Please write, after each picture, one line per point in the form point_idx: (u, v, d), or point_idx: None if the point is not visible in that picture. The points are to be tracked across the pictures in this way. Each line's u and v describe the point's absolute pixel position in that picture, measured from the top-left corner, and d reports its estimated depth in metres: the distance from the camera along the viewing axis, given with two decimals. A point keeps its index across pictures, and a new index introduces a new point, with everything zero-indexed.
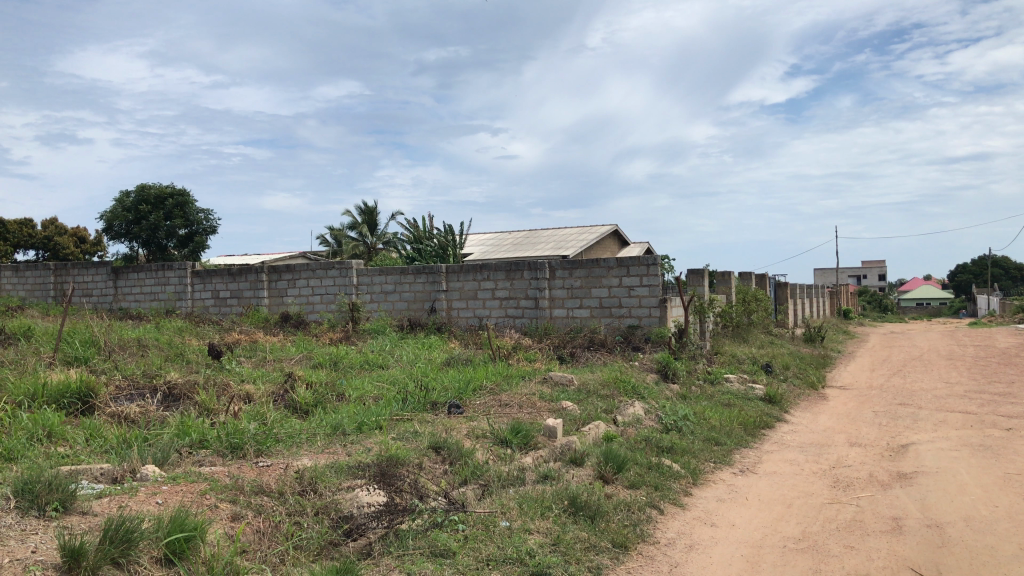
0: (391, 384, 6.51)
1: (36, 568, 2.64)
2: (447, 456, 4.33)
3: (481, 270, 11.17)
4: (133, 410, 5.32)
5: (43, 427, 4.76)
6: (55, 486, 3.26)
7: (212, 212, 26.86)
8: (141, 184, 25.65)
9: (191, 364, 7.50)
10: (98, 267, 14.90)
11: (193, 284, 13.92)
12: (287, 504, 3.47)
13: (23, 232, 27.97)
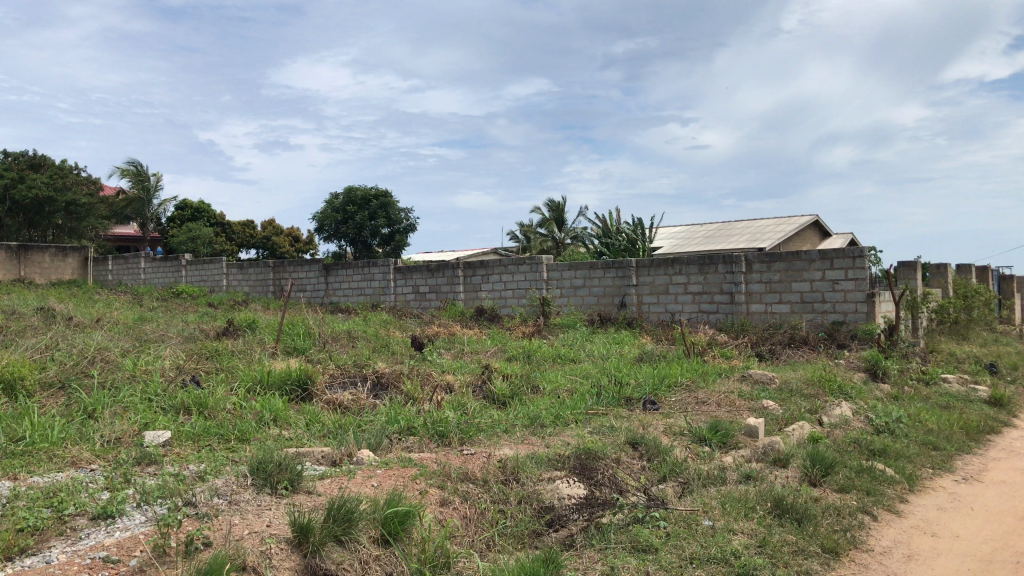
0: (585, 378, 6.56)
1: (272, 540, 2.90)
2: (645, 451, 4.31)
3: (673, 264, 11.01)
4: (346, 397, 5.69)
5: (270, 412, 5.20)
6: (285, 466, 3.55)
7: (412, 211, 28.10)
8: (349, 186, 27.36)
9: (396, 354, 7.93)
10: (311, 264, 16.03)
11: (395, 279, 14.65)
12: (492, 493, 3.59)
13: (246, 232, 30.60)
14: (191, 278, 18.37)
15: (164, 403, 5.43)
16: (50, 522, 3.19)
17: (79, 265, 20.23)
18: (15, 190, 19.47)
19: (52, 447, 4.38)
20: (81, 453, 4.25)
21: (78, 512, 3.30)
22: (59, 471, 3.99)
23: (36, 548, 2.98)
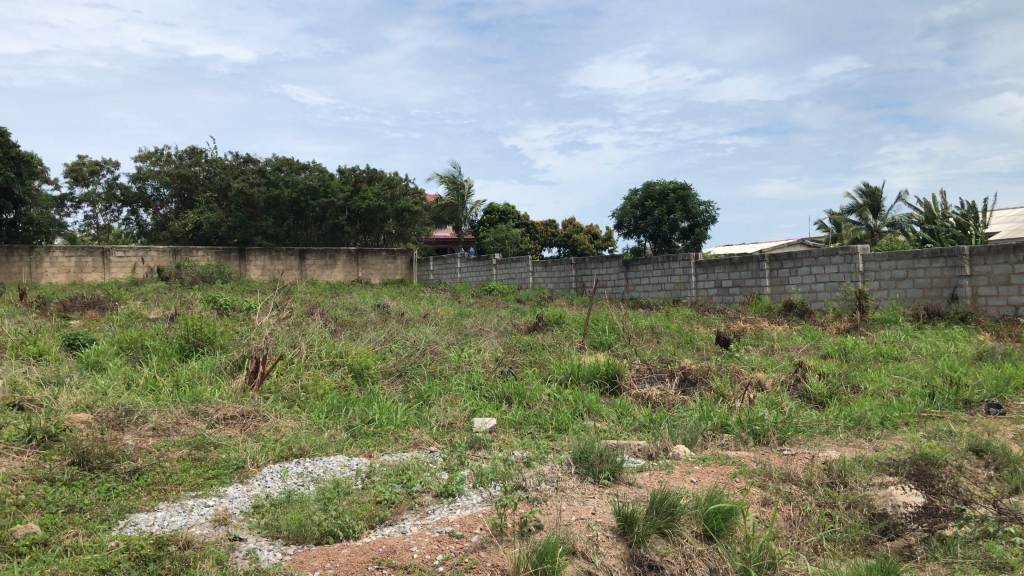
0: (913, 378, 6.06)
1: (598, 528, 3.02)
2: (992, 460, 3.89)
3: (1016, 251, 9.81)
4: (655, 392, 5.74)
5: (584, 403, 5.41)
6: (606, 457, 3.67)
7: (712, 203, 27.57)
8: (648, 182, 27.54)
9: (702, 350, 7.86)
10: (612, 261, 16.35)
11: (697, 274, 14.50)
12: (818, 495, 3.45)
13: (549, 231, 31.91)
14: (501, 276, 19.52)
15: (487, 392, 5.85)
16: (403, 497, 3.57)
17: (406, 266, 22.31)
18: (354, 202, 21.92)
19: (397, 429, 4.90)
20: (422, 436, 4.71)
21: (423, 489, 3.67)
22: (405, 451, 4.46)
23: (393, 519, 3.36)
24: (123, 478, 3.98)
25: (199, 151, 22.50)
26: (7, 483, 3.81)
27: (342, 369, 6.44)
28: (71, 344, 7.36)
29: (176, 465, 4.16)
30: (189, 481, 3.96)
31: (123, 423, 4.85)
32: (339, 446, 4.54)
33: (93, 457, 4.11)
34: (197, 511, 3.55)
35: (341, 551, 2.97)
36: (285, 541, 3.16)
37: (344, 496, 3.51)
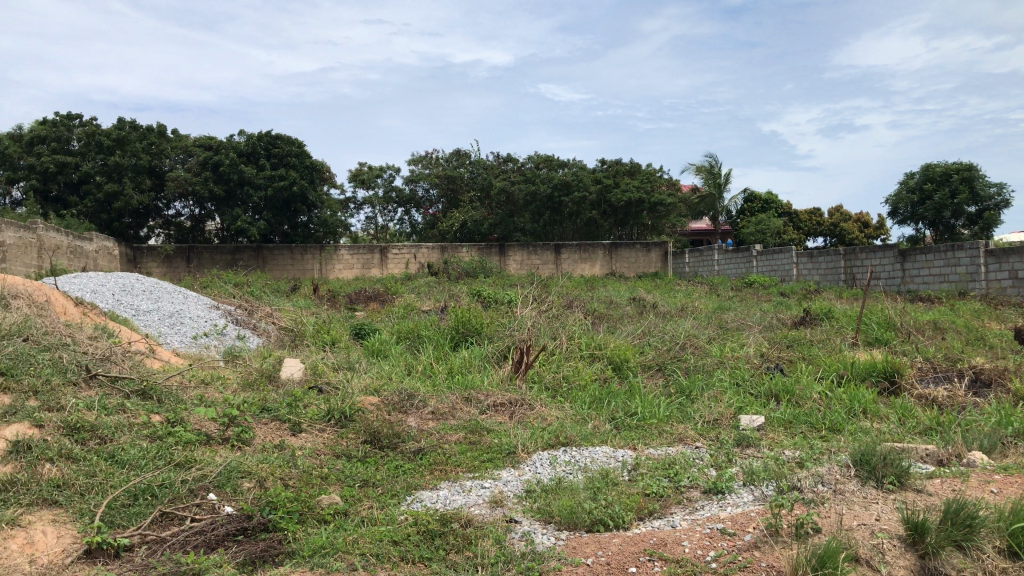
0: None
1: (883, 535, 2.84)
2: None
3: None
4: (942, 393, 5.27)
5: (859, 403, 5.09)
6: (890, 460, 3.43)
7: (1004, 183, 24.72)
8: (927, 164, 25.29)
9: (996, 348, 7.09)
10: (886, 251, 15.21)
11: (987, 264, 13.10)
12: None
13: (813, 221, 30.26)
14: (761, 267, 18.80)
15: (752, 390, 5.68)
16: (670, 491, 3.57)
17: (661, 258, 22.10)
18: (610, 195, 21.88)
19: (661, 422, 4.90)
20: (687, 431, 4.66)
21: (691, 484, 3.64)
22: (670, 445, 4.44)
23: (662, 511, 3.36)
24: (408, 457, 4.32)
25: (465, 153, 23.81)
26: (312, 456, 4.27)
27: (602, 361, 6.54)
28: (358, 333, 8.10)
29: (454, 448, 4.44)
30: (466, 463, 4.21)
31: (405, 406, 5.25)
32: (604, 437, 4.62)
33: (383, 436, 4.49)
34: (475, 492, 3.76)
35: (612, 541, 3.03)
36: (557, 526, 3.27)
37: (612, 487, 3.57)
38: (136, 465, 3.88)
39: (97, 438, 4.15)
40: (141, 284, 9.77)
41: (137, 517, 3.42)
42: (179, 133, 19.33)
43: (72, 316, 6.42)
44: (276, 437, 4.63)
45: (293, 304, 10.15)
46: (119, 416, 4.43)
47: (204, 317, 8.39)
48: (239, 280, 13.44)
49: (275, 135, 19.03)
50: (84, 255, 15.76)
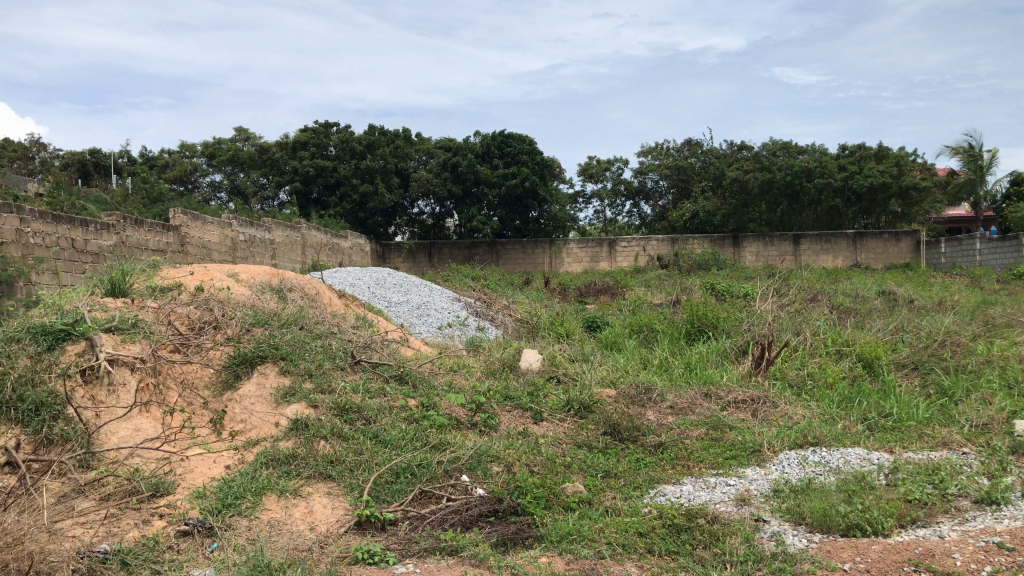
0: None
1: None
2: None
3: None
4: None
5: None
6: None
7: None
8: None
9: None
10: None
11: None
12: None
13: None
14: None
15: None
16: (936, 499, 3.33)
17: (912, 248, 20.42)
18: (854, 181, 20.51)
19: (921, 426, 4.57)
20: (952, 435, 4.31)
21: (960, 493, 3.38)
22: (933, 450, 4.12)
23: (927, 520, 3.15)
24: (649, 451, 4.33)
25: (697, 142, 23.16)
26: (555, 445, 4.40)
27: (851, 358, 6.20)
28: (591, 326, 8.23)
29: (696, 443, 4.40)
30: (709, 460, 4.15)
31: (644, 399, 5.26)
32: (857, 439, 4.38)
33: (623, 429, 4.54)
34: (720, 488, 3.71)
35: (872, 547, 2.88)
36: (809, 528, 3.15)
37: (869, 491, 3.38)
38: (397, 445, 4.20)
39: (362, 419, 4.53)
40: (391, 276, 10.50)
41: (400, 493, 3.70)
42: (421, 136, 20.57)
43: (335, 306, 7.03)
44: (520, 424, 4.81)
45: (528, 296, 10.46)
46: (380, 400, 4.80)
47: (448, 309, 8.87)
48: (476, 274, 14.07)
49: (507, 133, 19.73)
50: (340, 251, 17.18)
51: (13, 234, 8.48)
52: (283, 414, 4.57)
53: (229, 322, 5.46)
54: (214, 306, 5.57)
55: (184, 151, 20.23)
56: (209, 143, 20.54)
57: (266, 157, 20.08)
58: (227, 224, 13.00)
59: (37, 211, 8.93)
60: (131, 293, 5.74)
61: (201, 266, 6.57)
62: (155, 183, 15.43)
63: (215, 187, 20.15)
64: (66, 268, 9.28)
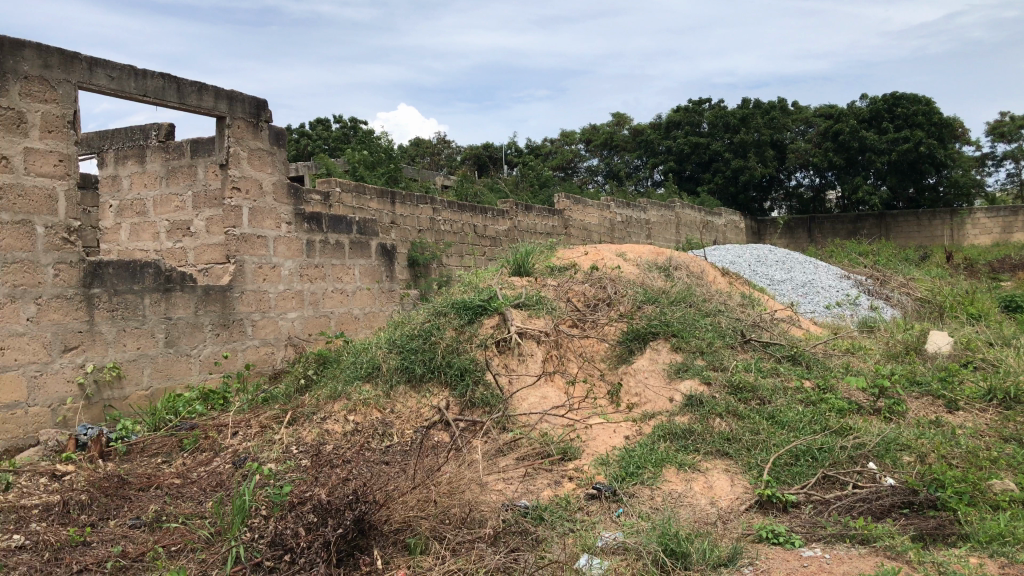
0: None
1: None
2: None
3: None
4: None
5: None
6: None
7: None
8: None
9: None
10: None
11: None
12: None
13: None
14: None
15: None
16: None
17: None
18: None
19: None
20: None
21: None
22: None
23: None
24: None
25: None
26: (976, 437, 3.98)
27: None
28: (1010, 306, 7.29)
29: None
30: None
31: None
32: None
33: None
34: None
35: None
36: None
37: None
38: (795, 427, 4.10)
39: (757, 399, 4.49)
40: (773, 254, 10.21)
41: (801, 476, 3.68)
42: (798, 106, 19.73)
43: (720, 283, 7.01)
44: (931, 413, 4.43)
45: (928, 273, 9.54)
46: (774, 379, 4.72)
47: (836, 286, 8.43)
48: (864, 249, 13.15)
49: (898, 94, 18.12)
50: (714, 229, 17.11)
51: (429, 221, 9.65)
52: (676, 389, 4.71)
53: (622, 299, 5.76)
54: (607, 284, 5.93)
55: (564, 140, 21.18)
56: (587, 130, 21.42)
57: (640, 139, 20.61)
58: (607, 206, 13.58)
59: (447, 201, 10.06)
60: (534, 273, 6.30)
61: (593, 246, 6.99)
62: (541, 170, 16.60)
63: (593, 171, 20.89)
64: (472, 251, 10.38)
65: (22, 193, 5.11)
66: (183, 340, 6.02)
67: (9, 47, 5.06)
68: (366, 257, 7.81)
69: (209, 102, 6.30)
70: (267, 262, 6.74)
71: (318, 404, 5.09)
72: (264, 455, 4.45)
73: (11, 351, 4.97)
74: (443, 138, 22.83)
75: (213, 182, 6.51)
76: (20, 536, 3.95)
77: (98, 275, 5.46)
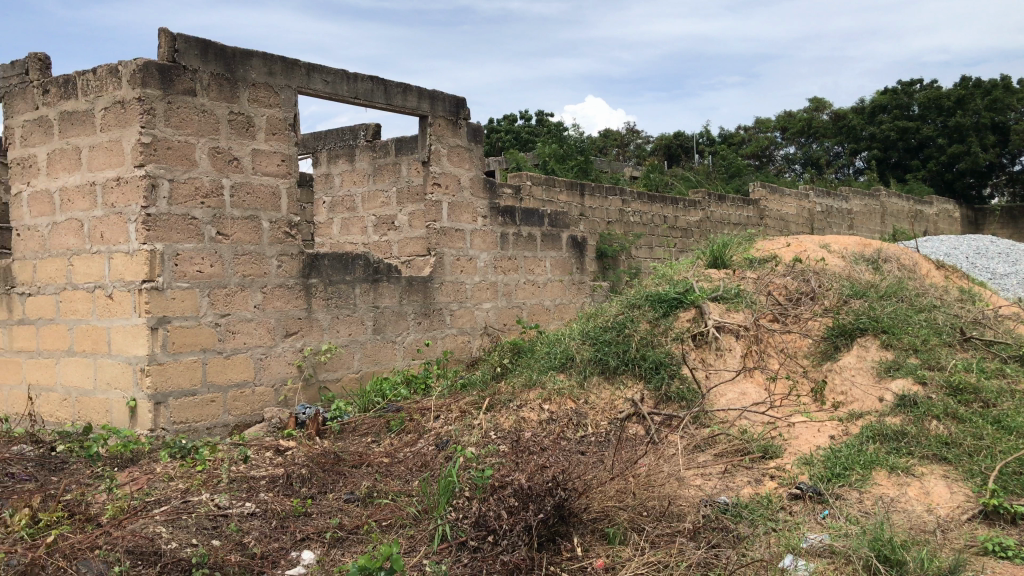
0: None
1: None
2: None
3: None
4: None
5: None
6: None
7: None
8: None
9: None
10: None
11: None
12: None
13: None
14: None
15: None
16: None
17: None
18: None
19: None
20: None
21: None
22: None
23: None
24: None
25: None
26: None
27: None
28: None
29: None
30: None
31: None
32: None
33: None
34: None
35: None
36: None
37: None
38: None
39: (979, 402, 4.20)
40: (994, 245, 9.40)
41: None
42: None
43: (936, 276, 6.55)
44: None
45: None
46: (1000, 381, 4.39)
47: None
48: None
49: None
50: (925, 219, 15.97)
51: (618, 213, 9.65)
52: (887, 389, 4.50)
53: (826, 293, 5.52)
54: (810, 277, 5.70)
55: (759, 128, 20.36)
56: (783, 116, 20.44)
57: (842, 124, 19.57)
58: (805, 196, 13.01)
59: (638, 192, 10.03)
60: (731, 265, 6.21)
61: (795, 237, 6.75)
62: (734, 158, 16.17)
63: (790, 159, 19.98)
64: (662, 243, 10.28)
65: (250, 191, 5.59)
66: (389, 328, 6.39)
67: (240, 57, 5.52)
68: (557, 249, 7.94)
69: (412, 102, 6.62)
70: (464, 254, 6.99)
71: (515, 392, 5.24)
72: (465, 439, 4.65)
73: (241, 335, 5.46)
74: (632, 129, 22.72)
75: (416, 178, 6.85)
76: (251, 503, 4.33)
77: (315, 266, 5.89)
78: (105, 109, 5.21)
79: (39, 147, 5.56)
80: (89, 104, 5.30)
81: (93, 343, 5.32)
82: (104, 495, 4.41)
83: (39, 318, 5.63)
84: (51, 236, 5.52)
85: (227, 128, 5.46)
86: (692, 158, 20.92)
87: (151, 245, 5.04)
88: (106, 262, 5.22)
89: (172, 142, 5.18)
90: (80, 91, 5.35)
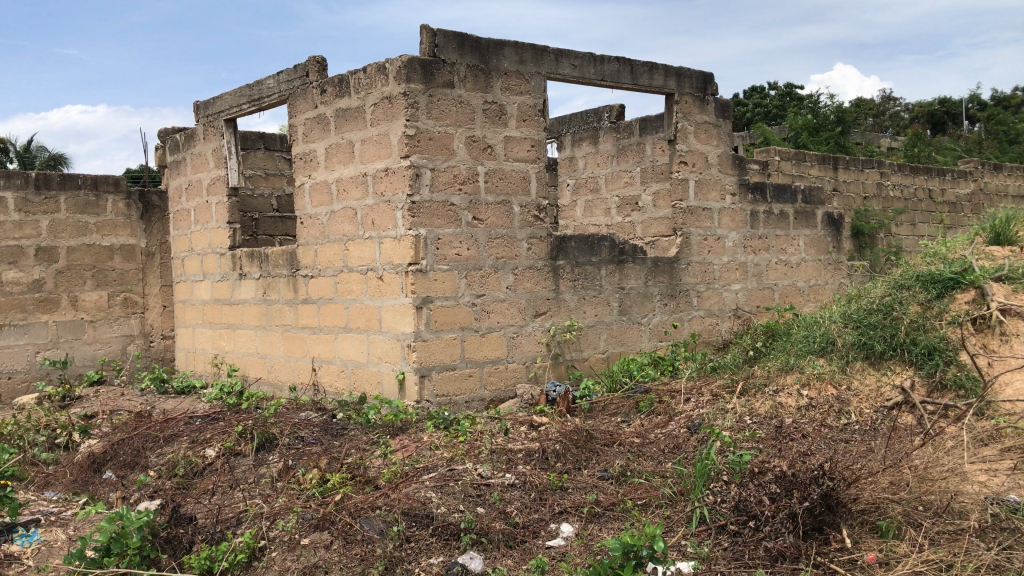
0: None
1: None
2: None
3: None
4: None
5: None
6: None
7: None
8: None
9: None
10: None
11: None
12: None
13: None
14: None
15: None
16: None
17: None
18: None
19: None
20: None
21: None
22: None
23: None
24: None
25: None
26: None
27: None
28: None
29: None
30: None
31: None
32: None
33: None
34: None
35: None
36: None
37: None
38: None
39: None
40: None
41: None
42: None
43: None
44: None
45: None
46: None
47: None
48: None
49: None
50: None
51: (876, 187, 9.01)
52: None
53: None
54: None
55: None
56: None
57: None
58: None
59: (899, 164, 9.33)
60: (1015, 243, 5.67)
61: None
62: (1012, 122, 14.55)
63: None
64: (928, 218, 9.49)
65: (503, 176, 5.81)
66: (635, 309, 6.41)
67: (493, 48, 5.73)
68: (812, 226, 7.58)
69: (659, 81, 6.55)
70: (712, 234, 6.84)
71: (769, 376, 5.07)
72: (719, 422, 4.56)
73: (496, 314, 5.71)
74: (890, 96, 21.07)
75: (661, 158, 6.79)
76: (511, 475, 4.53)
77: (563, 248, 6.03)
78: (375, 105, 5.62)
79: (318, 143, 6.12)
80: (360, 101, 5.75)
81: (366, 321, 5.80)
82: (380, 460, 4.80)
83: (320, 298, 6.22)
84: (330, 223, 6.06)
85: (482, 117, 5.70)
86: (961, 124, 19.07)
87: (416, 231, 5.39)
88: (377, 246, 5.66)
89: (434, 133, 5.50)
90: (352, 89, 5.81)
